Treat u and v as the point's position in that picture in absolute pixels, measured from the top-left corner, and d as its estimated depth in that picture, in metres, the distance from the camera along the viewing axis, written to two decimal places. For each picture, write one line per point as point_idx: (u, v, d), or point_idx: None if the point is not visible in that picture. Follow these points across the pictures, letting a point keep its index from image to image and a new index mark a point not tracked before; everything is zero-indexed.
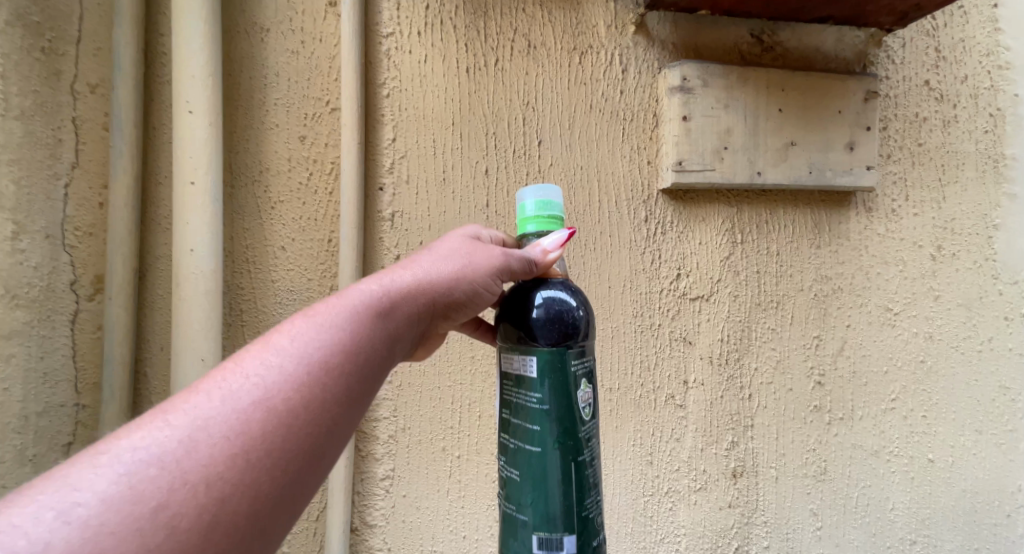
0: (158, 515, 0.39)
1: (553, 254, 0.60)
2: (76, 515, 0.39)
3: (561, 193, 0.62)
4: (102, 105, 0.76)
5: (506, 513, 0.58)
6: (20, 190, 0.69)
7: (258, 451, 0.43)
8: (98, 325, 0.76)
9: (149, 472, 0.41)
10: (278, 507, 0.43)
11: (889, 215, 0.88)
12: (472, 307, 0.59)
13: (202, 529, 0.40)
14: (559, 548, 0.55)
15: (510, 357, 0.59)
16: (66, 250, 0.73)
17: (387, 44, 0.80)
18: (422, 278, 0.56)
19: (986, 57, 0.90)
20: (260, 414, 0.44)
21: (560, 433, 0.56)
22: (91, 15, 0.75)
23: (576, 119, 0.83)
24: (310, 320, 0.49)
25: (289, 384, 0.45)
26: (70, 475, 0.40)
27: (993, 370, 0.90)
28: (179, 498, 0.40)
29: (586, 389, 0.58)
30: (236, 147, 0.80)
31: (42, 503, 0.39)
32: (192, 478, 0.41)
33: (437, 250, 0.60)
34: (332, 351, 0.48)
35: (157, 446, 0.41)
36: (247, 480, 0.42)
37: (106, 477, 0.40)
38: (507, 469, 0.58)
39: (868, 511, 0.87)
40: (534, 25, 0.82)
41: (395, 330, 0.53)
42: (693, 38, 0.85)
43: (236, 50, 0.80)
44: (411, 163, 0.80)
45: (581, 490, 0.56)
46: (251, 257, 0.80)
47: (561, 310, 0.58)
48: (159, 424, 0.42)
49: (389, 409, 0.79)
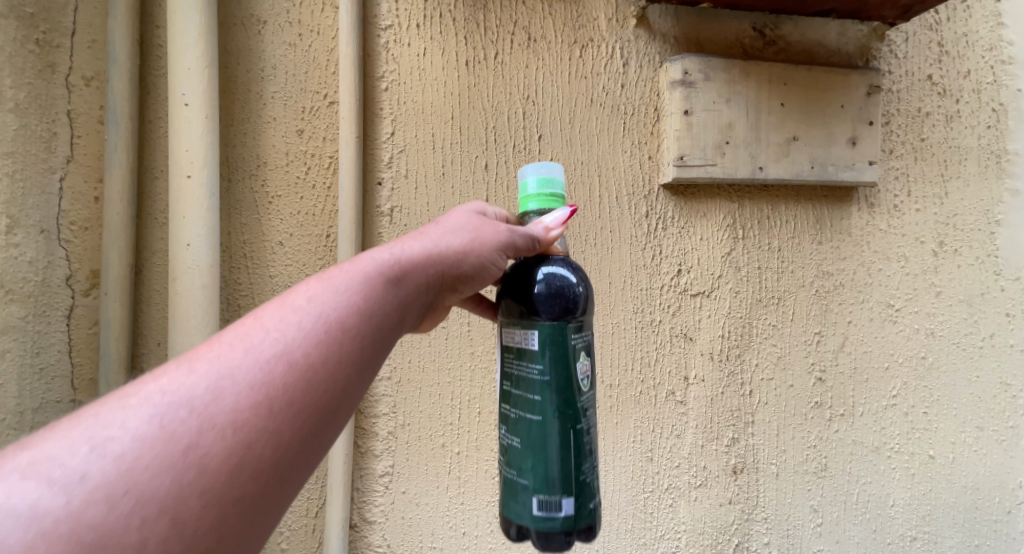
0: (189, 455, 0.39)
1: (555, 232, 0.59)
2: (110, 449, 0.38)
3: (562, 170, 0.62)
4: (97, 98, 0.75)
5: (507, 479, 0.58)
6: (14, 184, 0.68)
7: (282, 399, 0.42)
8: (94, 321, 0.75)
9: (179, 413, 0.40)
10: (301, 457, 0.43)
11: (891, 211, 0.87)
12: (479, 281, 0.58)
13: (229, 471, 0.39)
14: (558, 510, 0.55)
15: (512, 331, 0.58)
16: (61, 245, 0.72)
17: (385, 37, 0.79)
18: (432, 248, 0.55)
19: (989, 52, 0.89)
20: (284, 363, 0.43)
21: (560, 402, 0.56)
22: (85, 6, 0.74)
23: (577, 114, 0.82)
24: (326, 282, 0.48)
25: (311, 339, 0.45)
26: (101, 414, 0.40)
27: (995, 366, 0.89)
28: (208, 440, 0.40)
29: (584, 361, 0.58)
30: (232, 141, 0.79)
31: (76, 437, 0.38)
32: (220, 421, 0.40)
33: (445, 223, 0.59)
34: (351, 311, 0.47)
35: (185, 390, 0.41)
36: (272, 428, 0.41)
37: (138, 416, 0.39)
38: (507, 436, 0.58)
39: (868, 507, 0.87)
40: (534, 18, 0.81)
41: (409, 294, 0.52)
42: (695, 32, 0.84)
43: (232, 43, 0.79)
44: (410, 157, 0.79)
45: (580, 457, 0.56)
46: (249, 252, 0.79)
47: (563, 286, 0.58)
48: (185, 371, 0.42)
49: (388, 405, 0.79)
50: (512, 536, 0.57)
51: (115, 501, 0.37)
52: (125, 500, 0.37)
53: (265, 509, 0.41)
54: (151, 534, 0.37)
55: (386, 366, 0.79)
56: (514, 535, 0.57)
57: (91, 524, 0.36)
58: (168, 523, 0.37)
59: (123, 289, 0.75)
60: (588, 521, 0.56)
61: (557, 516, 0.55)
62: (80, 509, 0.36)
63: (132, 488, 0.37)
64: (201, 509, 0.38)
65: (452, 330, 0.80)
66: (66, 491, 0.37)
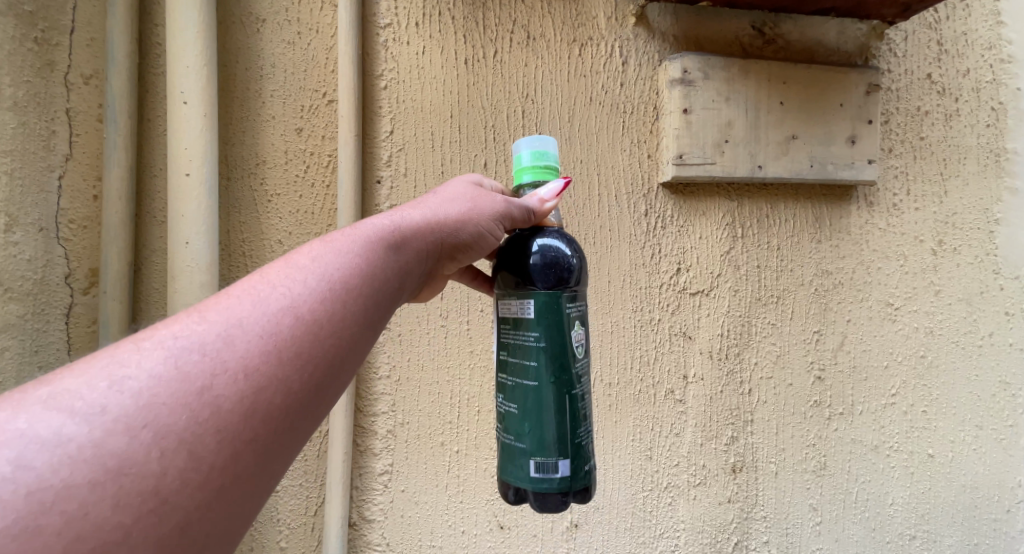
0: (203, 395, 0.39)
1: (549, 203, 0.59)
2: (128, 386, 0.39)
3: (556, 145, 0.62)
4: (96, 97, 0.75)
5: (504, 444, 0.58)
6: (13, 182, 0.68)
7: (291, 349, 0.43)
8: (93, 319, 0.75)
9: (192, 357, 0.40)
10: (308, 406, 0.43)
11: (890, 210, 0.87)
12: (476, 251, 0.58)
13: (243, 412, 0.40)
14: (555, 471, 0.56)
15: (508, 301, 0.58)
16: (60, 243, 0.72)
17: (384, 35, 0.79)
18: (431, 216, 0.55)
19: (988, 51, 0.89)
20: (293, 315, 0.44)
21: (555, 369, 0.56)
22: (84, 4, 0.74)
23: (576, 112, 0.82)
24: (329, 243, 0.49)
25: (317, 294, 0.45)
26: (116, 354, 0.40)
27: (994, 365, 0.89)
28: (221, 383, 0.40)
29: (579, 330, 0.58)
30: (232, 139, 0.79)
31: (93, 374, 0.39)
32: (233, 366, 0.41)
33: (442, 193, 0.59)
34: (354, 269, 0.48)
35: (197, 336, 0.41)
36: (281, 376, 0.42)
37: (153, 358, 0.40)
38: (504, 404, 0.59)
39: (867, 506, 0.87)
40: (533, 16, 0.81)
41: (409, 258, 0.52)
42: (694, 30, 0.84)
43: (231, 41, 0.79)
44: (409, 156, 0.79)
45: (575, 421, 0.57)
46: (248, 250, 0.79)
47: (557, 257, 0.58)
48: (196, 319, 0.42)
49: (388, 404, 0.79)
50: (512, 497, 0.58)
51: (135, 433, 0.38)
52: (145, 432, 0.38)
53: (275, 453, 0.42)
54: (170, 465, 0.38)
55: (386, 364, 0.79)
56: (513, 496, 0.59)
57: (112, 453, 0.37)
58: (186, 456, 0.38)
59: (122, 287, 0.75)
60: (584, 482, 0.57)
61: (554, 477, 0.56)
62: (101, 439, 0.37)
63: (151, 422, 0.38)
64: (217, 445, 0.39)
65: (452, 329, 0.80)
66: (87, 422, 0.37)
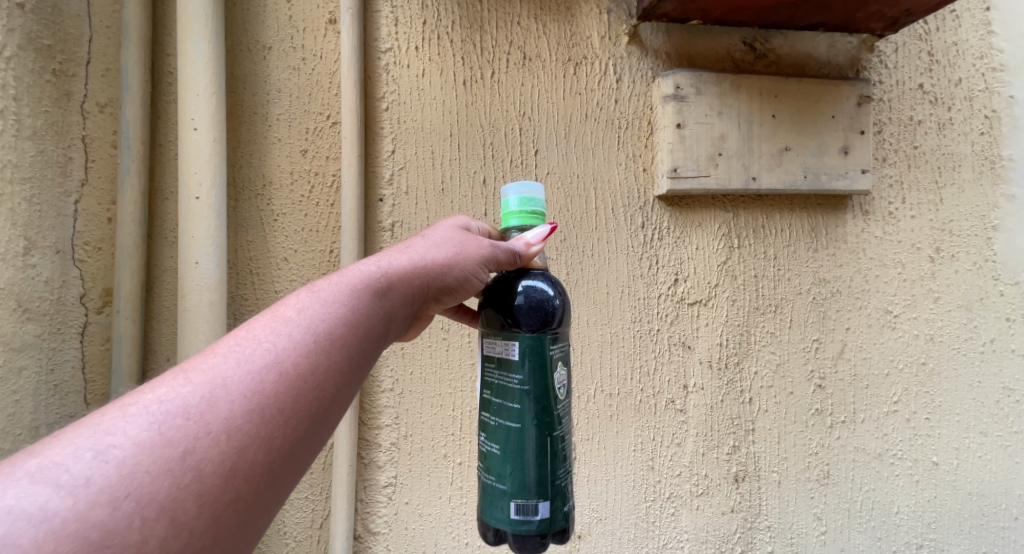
0: (186, 460, 0.41)
1: (535, 247, 0.61)
2: (112, 455, 0.40)
3: (543, 190, 0.64)
4: (110, 124, 0.78)
5: (484, 484, 0.60)
6: (32, 207, 0.70)
7: (273, 407, 0.45)
8: (106, 337, 0.78)
9: (176, 421, 0.42)
10: (291, 460, 0.45)
11: (886, 218, 0.88)
12: (462, 293, 0.60)
13: (224, 474, 0.42)
14: (534, 513, 0.57)
15: (493, 341, 0.60)
16: (76, 264, 0.75)
17: (386, 60, 0.82)
18: (418, 261, 0.57)
19: (980, 60, 0.90)
20: (275, 375, 0.45)
21: (538, 411, 0.58)
22: (100, 37, 0.78)
23: (571, 129, 0.84)
24: (316, 294, 0.51)
25: (301, 348, 0.47)
26: (102, 421, 0.42)
27: (997, 371, 0.89)
28: (204, 446, 0.42)
29: (561, 371, 0.59)
30: (239, 161, 0.82)
31: (79, 444, 0.41)
32: (215, 428, 0.43)
33: (431, 236, 0.61)
34: (340, 319, 0.50)
35: (181, 399, 0.43)
36: (264, 434, 0.44)
37: (138, 423, 0.42)
38: (486, 443, 0.60)
39: (873, 516, 0.87)
40: (528, 37, 0.84)
41: (395, 304, 0.54)
42: (687, 47, 0.86)
43: (239, 68, 0.82)
44: (410, 174, 0.82)
45: (555, 462, 0.58)
46: (255, 268, 0.82)
47: (541, 299, 0.60)
48: (180, 381, 0.44)
49: (391, 416, 0.80)
50: (490, 538, 0.59)
51: (117, 503, 0.39)
52: (128, 502, 0.39)
53: (257, 511, 0.43)
54: (151, 534, 0.39)
55: (389, 378, 0.80)
56: (491, 537, 0.59)
57: (95, 526, 0.38)
58: (167, 524, 0.40)
59: (135, 307, 0.78)
60: (563, 524, 0.58)
61: (533, 520, 0.57)
62: (85, 512, 0.39)
63: (133, 492, 0.40)
64: (197, 510, 0.41)
65: (452, 342, 0.81)
66: (72, 494, 0.39)
